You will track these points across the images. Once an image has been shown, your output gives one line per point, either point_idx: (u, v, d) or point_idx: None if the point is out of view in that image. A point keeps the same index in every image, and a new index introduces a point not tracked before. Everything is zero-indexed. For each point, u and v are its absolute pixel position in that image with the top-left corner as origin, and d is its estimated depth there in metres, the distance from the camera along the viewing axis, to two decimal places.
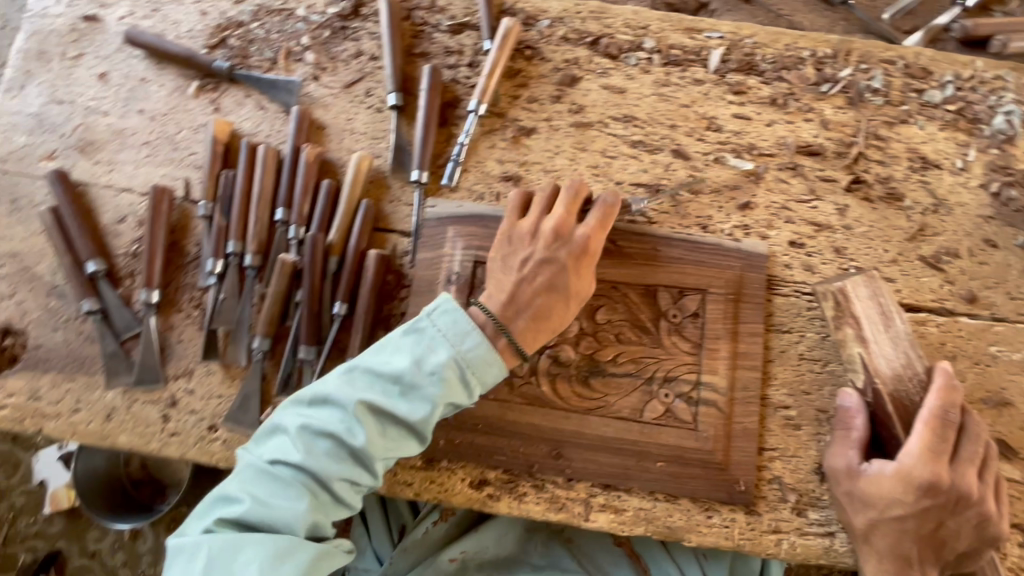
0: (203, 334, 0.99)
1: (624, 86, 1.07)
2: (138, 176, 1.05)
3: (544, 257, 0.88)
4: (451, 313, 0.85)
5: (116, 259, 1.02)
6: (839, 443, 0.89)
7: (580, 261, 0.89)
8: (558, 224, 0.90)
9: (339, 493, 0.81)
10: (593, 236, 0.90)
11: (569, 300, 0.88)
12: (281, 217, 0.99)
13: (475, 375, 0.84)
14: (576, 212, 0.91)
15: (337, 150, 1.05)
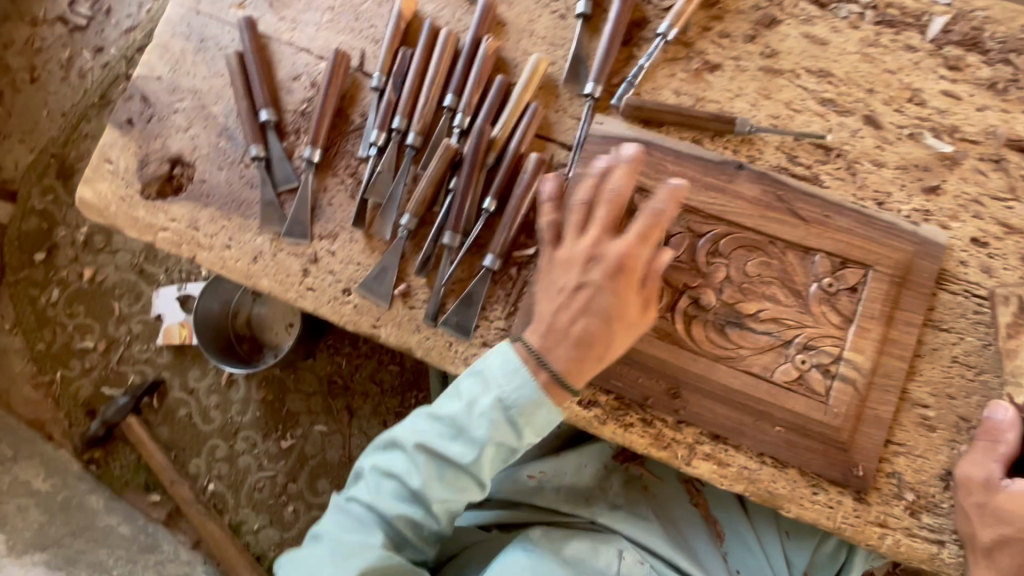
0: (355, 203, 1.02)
1: (827, 38, 0.99)
2: (318, 39, 1.07)
3: (579, 285, 0.85)
4: (500, 356, 0.85)
5: (285, 114, 1.06)
6: (978, 454, 0.86)
7: (615, 320, 0.84)
8: (591, 241, 0.85)
9: (404, 532, 0.86)
10: (632, 252, 0.84)
11: (616, 323, 0.84)
12: (450, 103, 1.00)
13: (523, 417, 0.83)
14: (615, 226, 0.86)
15: (514, 49, 1.03)
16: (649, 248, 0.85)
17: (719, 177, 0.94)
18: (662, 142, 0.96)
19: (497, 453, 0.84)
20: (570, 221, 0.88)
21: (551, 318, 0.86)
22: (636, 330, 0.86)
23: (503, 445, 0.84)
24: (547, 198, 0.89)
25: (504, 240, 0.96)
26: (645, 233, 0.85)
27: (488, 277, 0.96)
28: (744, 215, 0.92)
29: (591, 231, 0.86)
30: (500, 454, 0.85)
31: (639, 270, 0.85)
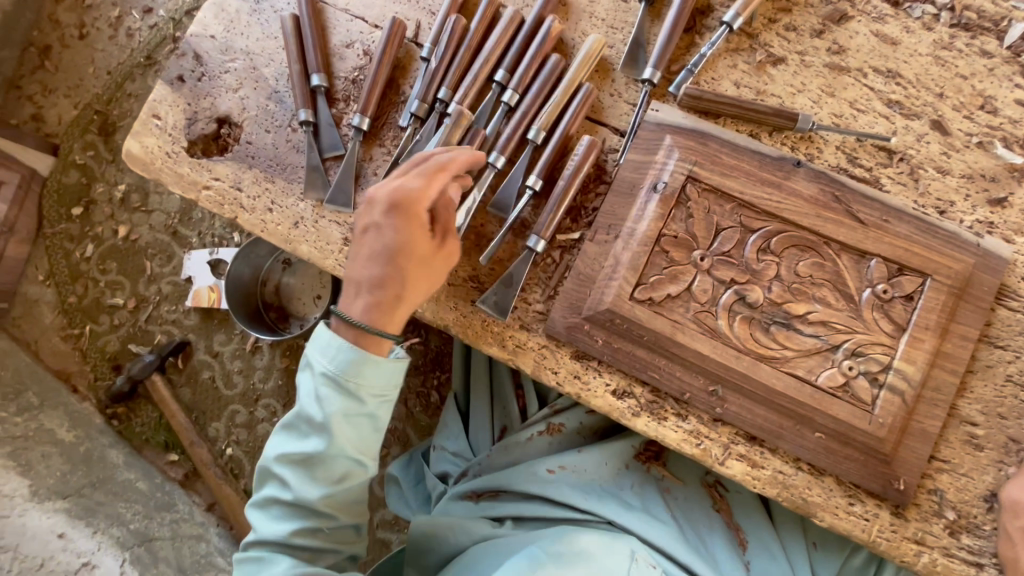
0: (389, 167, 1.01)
1: (898, 38, 0.96)
2: (374, 8, 1.06)
3: (369, 224, 0.83)
4: (314, 339, 0.81)
5: (336, 81, 1.05)
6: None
7: (393, 256, 0.81)
8: (381, 185, 0.84)
9: (310, 548, 0.81)
10: (405, 186, 0.81)
11: (395, 257, 0.81)
12: (503, 79, 0.98)
13: (353, 379, 0.78)
14: (433, 177, 0.82)
15: (572, 30, 1.01)
16: (431, 187, 0.81)
17: (775, 173, 0.92)
18: (717, 134, 0.94)
19: (347, 419, 0.78)
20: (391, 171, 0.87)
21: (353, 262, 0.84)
22: (428, 268, 0.83)
23: (347, 412, 0.78)
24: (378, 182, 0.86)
25: (549, 221, 0.94)
26: (422, 173, 0.82)
27: (530, 258, 0.95)
28: (799, 214, 0.90)
29: (392, 174, 0.84)
30: (356, 420, 0.79)
31: (419, 208, 0.81)
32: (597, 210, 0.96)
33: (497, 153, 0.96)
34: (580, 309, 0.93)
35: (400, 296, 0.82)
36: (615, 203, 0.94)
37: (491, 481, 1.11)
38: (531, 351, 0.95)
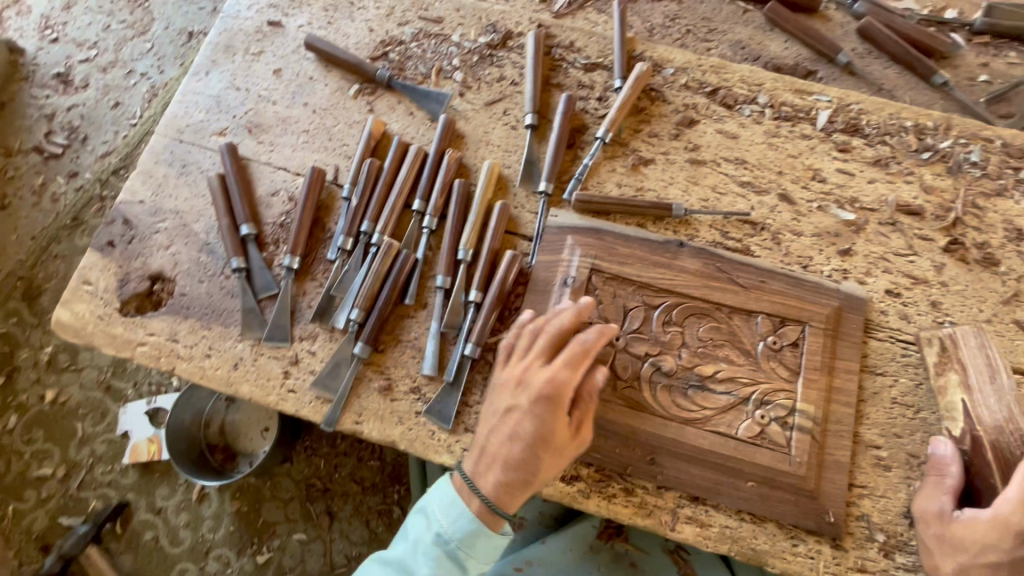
0: (321, 296, 1.08)
1: (737, 132, 1.17)
2: (295, 159, 1.19)
3: (510, 405, 0.91)
4: (439, 491, 0.95)
5: (264, 226, 1.14)
6: (930, 488, 0.92)
7: (534, 441, 0.89)
8: (523, 367, 0.93)
9: None
10: (558, 378, 0.89)
11: (536, 446, 0.89)
12: (418, 207, 1.10)
13: (464, 550, 0.91)
14: (576, 366, 0.91)
15: (473, 156, 1.16)
16: (578, 375, 0.91)
17: (664, 255, 1.06)
18: (609, 228, 1.09)
19: None
20: (521, 345, 0.95)
21: (488, 438, 0.92)
22: (564, 455, 0.90)
23: None
24: (516, 325, 0.98)
25: (480, 328, 1.03)
26: (568, 362, 0.91)
27: (467, 363, 1.02)
28: (690, 287, 1.04)
29: (530, 355, 0.93)
30: None
31: (566, 397, 0.89)
32: (520, 310, 1.05)
33: (442, 275, 1.06)
34: None
35: (534, 477, 0.90)
36: (533, 300, 1.05)
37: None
38: None
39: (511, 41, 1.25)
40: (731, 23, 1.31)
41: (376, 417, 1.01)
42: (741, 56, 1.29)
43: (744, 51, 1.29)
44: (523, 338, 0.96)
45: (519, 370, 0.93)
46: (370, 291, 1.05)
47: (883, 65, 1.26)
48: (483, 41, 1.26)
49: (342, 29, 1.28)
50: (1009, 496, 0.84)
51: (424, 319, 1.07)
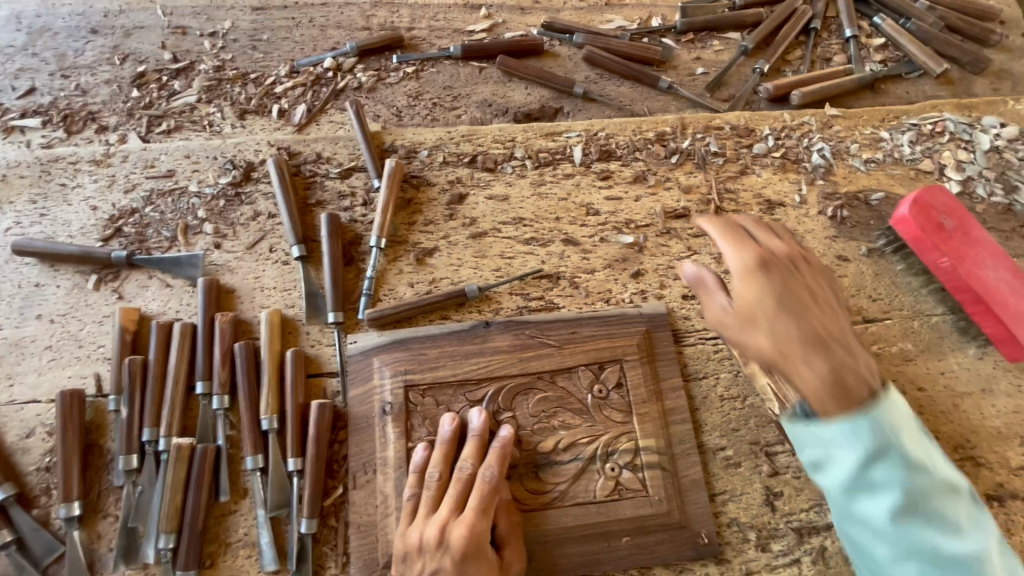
0: (119, 533, 0.93)
1: (506, 193, 1.18)
2: (43, 384, 1.02)
3: (433, 569, 0.85)
4: None
5: (27, 478, 0.96)
6: (705, 299, 0.87)
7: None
8: (438, 524, 0.87)
9: None
10: (474, 531, 0.86)
11: None
12: (202, 389, 0.99)
13: None
14: (488, 513, 0.88)
15: (250, 309, 1.07)
16: (491, 518, 0.88)
17: (473, 342, 1.04)
18: (412, 335, 1.04)
19: None
20: (430, 499, 0.90)
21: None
22: None
23: None
24: (412, 470, 0.93)
25: (309, 497, 0.94)
26: (484, 509, 0.88)
27: (308, 540, 0.92)
28: (506, 367, 1.02)
29: (441, 509, 0.88)
30: None
31: (486, 544, 0.87)
32: (348, 456, 0.98)
33: (251, 454, 0.96)
34: (377, 561, 0.92)
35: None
36: (358, 442, 0.98)
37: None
38: None
39: (255, 173, 1.18)
40: (471, 84, 1.33)
41: None
42: (491, 113, 1.31)
43: (492, 107, 1.31)
44: (432, 490, 0.91)
45: (434, 528, 0.87)
46: (172, 508, 0.92)
47: (616, 84, 1.34)
48: (224, 182, 1.17)
49: (59, 217, 1.13)
50: (743, 284, 0.83)
51: (250, 508, 0.96)
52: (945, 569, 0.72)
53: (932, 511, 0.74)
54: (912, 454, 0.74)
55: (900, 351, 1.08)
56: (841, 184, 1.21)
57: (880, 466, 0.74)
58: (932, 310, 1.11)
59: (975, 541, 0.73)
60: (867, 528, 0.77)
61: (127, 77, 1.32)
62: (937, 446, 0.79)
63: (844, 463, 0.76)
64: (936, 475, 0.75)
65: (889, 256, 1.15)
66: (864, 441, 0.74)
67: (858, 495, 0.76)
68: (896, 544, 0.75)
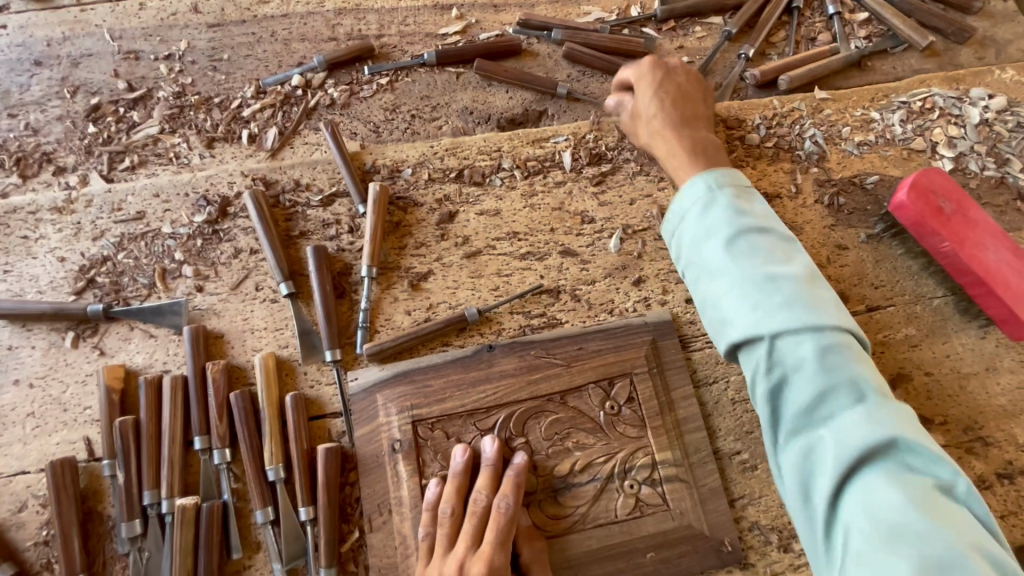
0: None
1: (497, 207, 1.14)
2: (30, 453, 0.97)
3: None
4: None
5: (25, 554, 0.92)
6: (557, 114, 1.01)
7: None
8: (456, 562, 0.84)
9: None
10: (494, 565, 0.84)
11: None
12: (201, 444, 0.95)
13: None
14: (506, 545, 0.86)
15: (242, 353, 1.03)
16: (510, 550, 0.86)
17: (479, 368, 1.01)
18: (416, 367, 1.01)
19: None
20: (443, 536, 0.88)
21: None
22: None
23: None
24: (425, 509, 0.91)
25: (325, 545, 0.91)
26: (500, 544, 0.86)
27: None
28: (515, 391, 0.99)
29: (459, 545, 0.86)
30: None
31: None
32: (362, 498, 0.95)
33: (259, 507, 0.92)
34: None
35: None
36: (370, 482, 0.95)
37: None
38: None
39: (231, 207, 1.11)
40: (449, 92, 1.27)
41: None
42: (473, 122, 1.26)
43: (474, 116, 1.26)
44: (445, 527, 0.89)
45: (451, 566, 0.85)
46: (180, 572, 0.89)
47: (600, 81, 1.30)
48: (199, 220, 1.10)
49: (26, 272, 1.07)
50: None
51: (264, 562, 0.92)
52: (768, 286, 0.75)
53: (756, 241, 0.80)
54: (740, 204, 0.84)
55: (906, 337, 1.08)
56: (835, 170, 1.19)
57: (710, 211, 0.84)
58: (933, 293, 1.11)
59: (793, 271, 0.77)
60: (716, 293, 0.80)
61: (80, 112, 1.23)
62: (775, 215, 0.86)
63: (685, 217, 0.86)
64: (761, 223, 0.83)
65: (888, 241, 1.14)
66: (701, 192, 0.86)
67: (698, 242, 0.83)
68: (722, 288, 0.79)
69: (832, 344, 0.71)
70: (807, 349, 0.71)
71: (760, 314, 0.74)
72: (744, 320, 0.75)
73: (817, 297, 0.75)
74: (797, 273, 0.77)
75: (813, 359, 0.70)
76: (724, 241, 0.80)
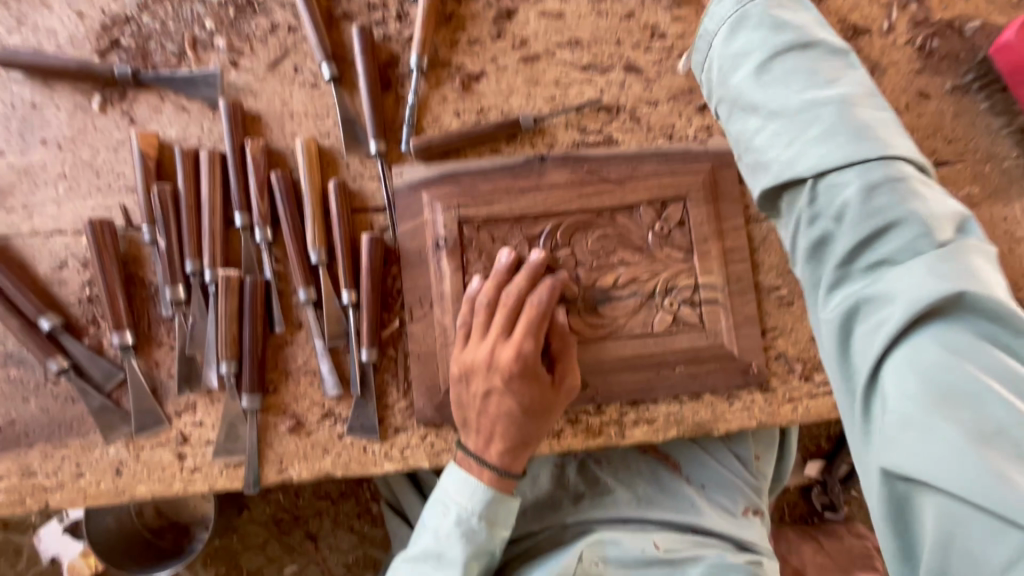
0: (178, 361, 0.93)
1: (561, 10, 1.03)
2: (66, 215, 0.95)
3: (486, 389, 0.87)
4: (447, 479, 0.90)
5: (70, 309, 0.94)
6: None
7: (519, 407, 0.87)
8: (487, 348, 0.87)
9: None
10: (523, 352, 0.86)
11: (526, 419, 0.88)
12: (242, 221, 0.93)
13: (487, 517, 0.89)
14: (539, 338, 0.88)
15: (281, 138, 0.97)
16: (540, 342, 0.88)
17: (530, 177, 0.97)
18: (464, 169, 0.97)
19: (477, 557, 0.89)
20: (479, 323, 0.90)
21: (472, 421, 0.89)
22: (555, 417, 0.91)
23: (480, 551, 0.89)
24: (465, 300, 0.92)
25: (367, 328, 0.93)
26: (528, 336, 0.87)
27: (369, 369, 0.93)
28: (565, 202, 0.96)
29: (490, 333, 0.88)
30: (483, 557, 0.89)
31: (535, 366, 0.87)
32: (404, 291, 0.96)
33: (302, 287, 0.93)
34: (439, 386, 0.94)
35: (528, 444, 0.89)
36: (413, 277, 0.95)
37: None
38: (419, 445, 0.94)
39: None
40: None
41: (298, 457, 0.93)
42: None
43: None
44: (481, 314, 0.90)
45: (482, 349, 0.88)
46: (225, 336, 0.91)
47: None
48: None
49: (42, 24, 0.97)
50: None
51: (306, 339, 0.95)
52: (794, 115, 0.70)
53: (788, 66, 0.72)
54: (779, 16, 0.75)
55: (967, 195, 1.04)
56: (936, 10, 1.07)
57: (744, 30, 0.76)
58: (1007, 153, 1.05)
59: (837, 91, 0.70)
60: (756, 123, 0.73)
61: None
62: (823, 26, 0.77)
63: (716, 43, 0.78)
64: (803, 36, 0.74)
65: (973, 94, 1.06)
66: (730, 11, 0.77)
67: (729, 69, 0.76)
68: (757, 117, 0.73)
69: (886, 182, 0.64)
70: (857, 191, 0.65)
71: (797, 152, 0.69)
72: (780, 153, 0.70)
73: (864, 129, 0.67)
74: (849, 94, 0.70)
75: (861, 197, 0.64)
76: (757, 62, 0.74)
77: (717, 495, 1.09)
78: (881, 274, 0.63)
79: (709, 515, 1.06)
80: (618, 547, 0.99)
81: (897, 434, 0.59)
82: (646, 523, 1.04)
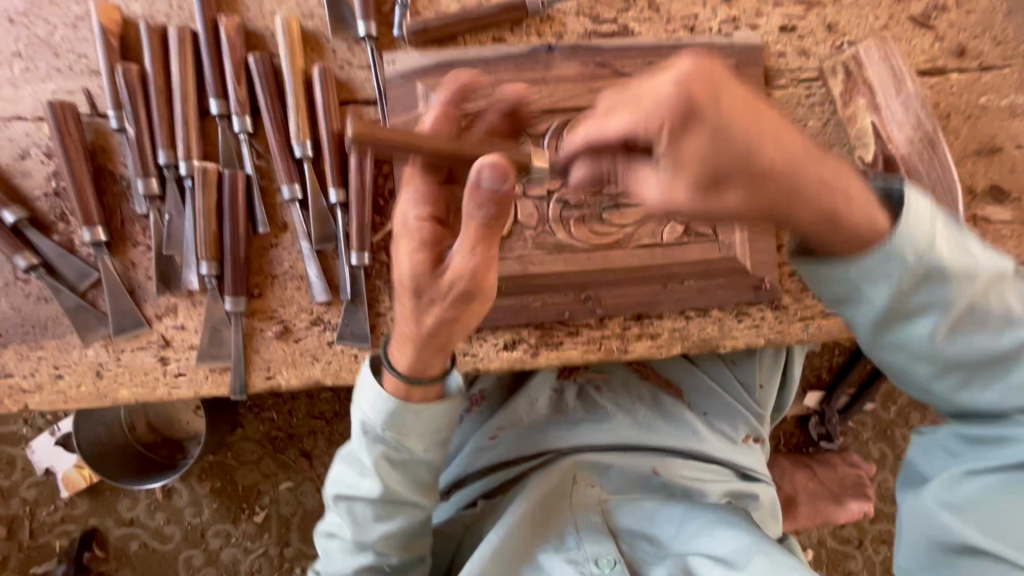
0: (155, 261, 0.87)
1: None
2: (23, 99, 0.86)
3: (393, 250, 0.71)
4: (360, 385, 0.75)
5: (36, 203, 0.87)
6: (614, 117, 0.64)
7: (481, 241, 0.61)
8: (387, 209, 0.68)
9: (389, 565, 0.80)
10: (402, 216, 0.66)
11: (414, 306, 0.67)
12: (217, 109, 0.85)
13: (397, 422, 0.72)
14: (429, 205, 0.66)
15: (259, 17, 0.87)
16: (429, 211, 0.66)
17: (535, 69, 0.88)
18: (463, 57, 0.87)
19: (396, 466, 0.74)
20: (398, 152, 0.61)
21: (412, 267, 0.65)
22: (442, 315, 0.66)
23: (401, 461, 0.74)
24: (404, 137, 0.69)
25: (356, 230, 0.86)
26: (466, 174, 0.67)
27: (360, 274, 0.88)
28: (573, 97, 0.88)
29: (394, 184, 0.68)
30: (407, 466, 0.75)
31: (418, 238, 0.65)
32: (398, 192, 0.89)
33: (287, 184, 0.86)
34: None
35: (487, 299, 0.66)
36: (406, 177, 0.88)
37: (451, 475, 1.02)
38: None
39: None
40: None
41: (287, 364, 0.89)
42: None
43: None
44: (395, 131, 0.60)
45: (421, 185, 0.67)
46: (203, 234, 0.84)
47: None
48: None
49: None
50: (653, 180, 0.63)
51: (292, 242, 0.89)
52: (980, 354, 0.67)
53: (965, 341, 0.67)
54: (952, 265, 0.64)
55: (1010, 105, 0.95)
56: None
57: (923, 288, 0.65)
58: None
59: (998, 298, 0.66)
60: (913, 360, 0.70)
61: None
62: (984, 244, 0.66)
63: (867, 296, 0.67)
64: (974, 302, 0.66)
65: None
66: (889, 296, 0.66)
67: (881, 338, 0.70)
68: (929, 365, 0.69)
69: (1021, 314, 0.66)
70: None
71: (978, 395, 0.69)
72: (968, 396, 0.69)
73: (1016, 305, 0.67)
74: (982, 269, 0.65)
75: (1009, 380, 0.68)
76: (930, 321, 0.66)
77: (720, 423, 1.04)
78: (995, 430, 0.68)
79: (715, 445, 1.01)
80: (618, 475, 0.94)
81: (973, 514, 0.67)
82: (645, 450, 0.97)
